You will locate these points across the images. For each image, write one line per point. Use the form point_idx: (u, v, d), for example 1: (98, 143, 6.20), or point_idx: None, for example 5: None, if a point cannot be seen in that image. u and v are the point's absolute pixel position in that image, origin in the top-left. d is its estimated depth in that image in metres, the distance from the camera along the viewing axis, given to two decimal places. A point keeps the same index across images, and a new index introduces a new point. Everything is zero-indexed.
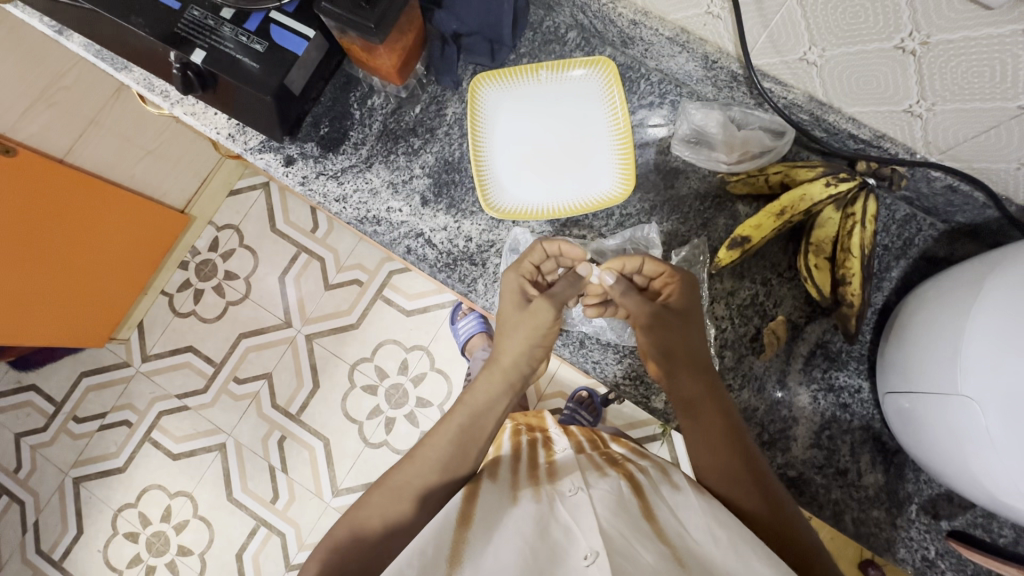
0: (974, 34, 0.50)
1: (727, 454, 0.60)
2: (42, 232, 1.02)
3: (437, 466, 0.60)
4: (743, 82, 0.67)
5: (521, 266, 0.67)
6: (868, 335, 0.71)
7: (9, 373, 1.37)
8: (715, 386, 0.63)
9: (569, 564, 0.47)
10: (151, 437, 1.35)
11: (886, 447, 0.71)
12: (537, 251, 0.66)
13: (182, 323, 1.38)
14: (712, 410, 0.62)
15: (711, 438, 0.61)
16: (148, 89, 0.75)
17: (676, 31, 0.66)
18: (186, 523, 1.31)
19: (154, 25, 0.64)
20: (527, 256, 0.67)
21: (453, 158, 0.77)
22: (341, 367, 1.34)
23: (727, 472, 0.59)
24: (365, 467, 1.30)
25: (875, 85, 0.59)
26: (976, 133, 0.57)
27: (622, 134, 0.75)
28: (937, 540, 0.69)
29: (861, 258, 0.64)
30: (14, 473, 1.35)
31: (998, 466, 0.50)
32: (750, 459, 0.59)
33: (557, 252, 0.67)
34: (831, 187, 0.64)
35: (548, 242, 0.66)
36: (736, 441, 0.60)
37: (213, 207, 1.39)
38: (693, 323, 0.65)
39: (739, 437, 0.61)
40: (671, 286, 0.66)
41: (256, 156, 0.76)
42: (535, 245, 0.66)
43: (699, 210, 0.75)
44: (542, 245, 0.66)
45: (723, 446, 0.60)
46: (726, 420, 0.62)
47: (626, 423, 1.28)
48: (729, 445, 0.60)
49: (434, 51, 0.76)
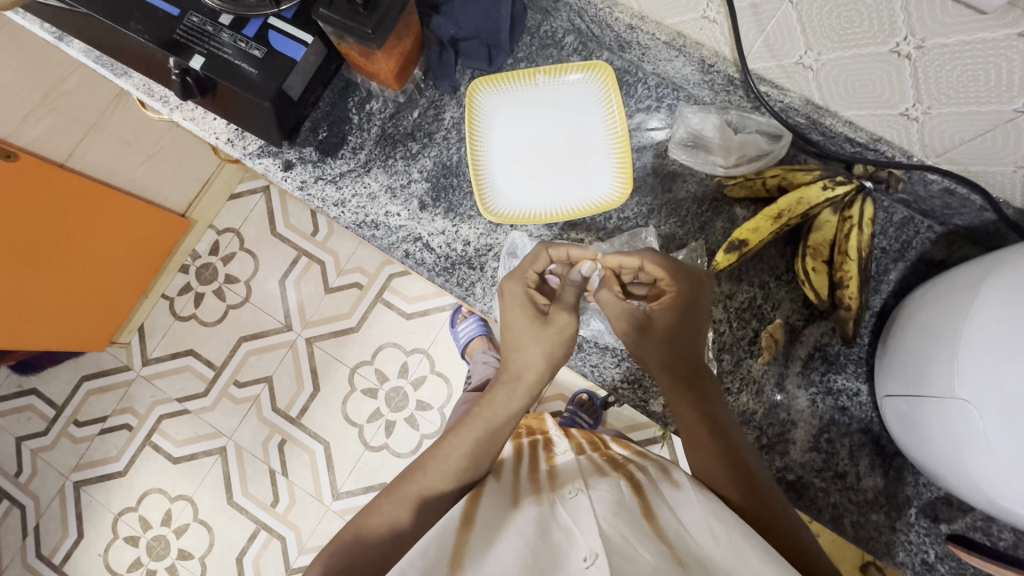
0: (968, 38, 0.49)
1: (712, 454, 0.60)
2: (41, 236, 1.02)
3: (437, 471, 0.61)
4: (740, 86, 0.68)
5: (523, 275, 0.65)
6: (867, 337, 0.71)
7: (10, 378, 1.37)
8: (698, 385, 0.62)
9: (570, 566, 0.46)
10: (151, 441, 1.35)
11: (885, 450, 0.70)
12: (540, 258, 0.64)
13: (181, 327, 1.39)
14: (693, 410, 0.61)
15: (698, 438, 0.61)
16: (148, 95, 0.76)
17: (672, 35, 0.67)
18: (187, 527, 1.32)
19: (153, 31, 0.65)
20: (533, 263, 0.64)
21: (451, 162, 0.77)
22: (341, 371, 1.34)
23: (708, 469, 0.60)
24: (365, 471, 1.30)
25: (871, 89, 0.59)
26: (972, 136, 0.57)
27: (619, 137, 0.75)
28: (937, 543, 0.68)
29: (858, 262, 0.63)
30: (14, 477, 1.35)
31: (997, 470, 0.50)
32: (733, 457, 0.60)
33: (563, 258, 0.65)
34: (828, 190, 0.63)
35: (553, 249, 0.64)
36: (720, 440, 0.60)
37: (213, 212, 1.39)
38: (686, 323, 0.62)
39: (722, 436, 0.61)
40: (667, 288, 0.62)
41: (255, 161, 0.76)
42: (541, 253, 0.64)
43: (696, 214, 0.75)
44: (548, 252, 0.64)
45: (707, 445, 0.60)
46: (711, 420, 0.61)
47: (626, 425, 1.28)
48: (710, 440, 0.60)
49: (432, 56, 0.77)
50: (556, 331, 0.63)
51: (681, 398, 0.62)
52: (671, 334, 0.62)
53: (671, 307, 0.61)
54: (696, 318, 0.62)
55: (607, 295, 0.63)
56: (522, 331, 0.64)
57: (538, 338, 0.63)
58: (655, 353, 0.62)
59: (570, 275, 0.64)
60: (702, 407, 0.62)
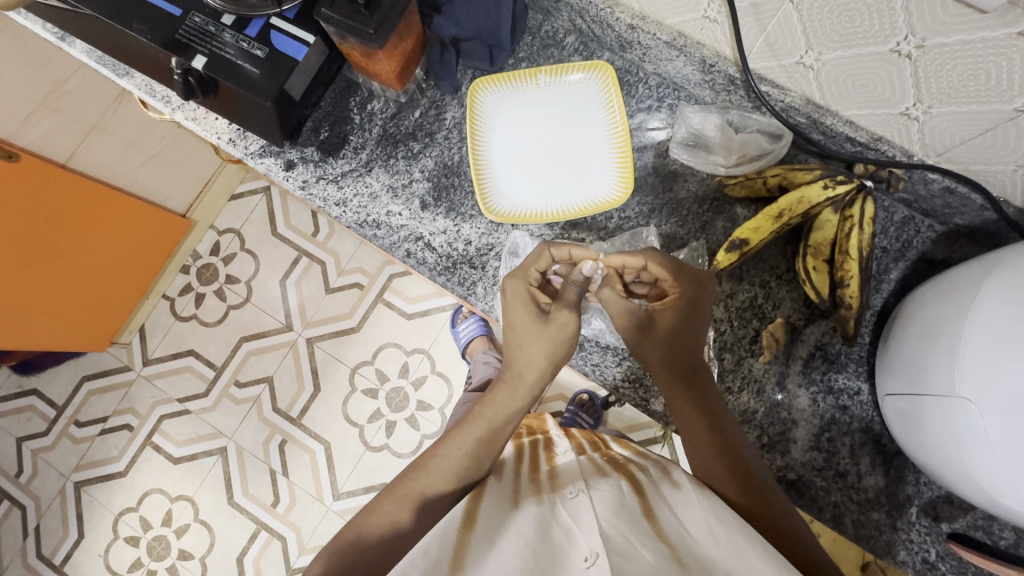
0: (968, 38, 0.50)
1: (711, 452, 0.60)
2: (41, 236, 1.02)
3: (439, 471, 0.61)
4: (741, 85, 0.68)
5: (526, 274, 0.65)
6: (868, 336, 0.71)
7: (11, 378, 1.38)
8: (698, 384, 0.62)
9: (570, 566, 0.46)
10: (151, 441, 1.35)
11: (886, 449, 0.71)
12: (543, 257, 0.65)
13: (182, 327, 1.39)
14: (692, 408, 0.62)
15: (698, 437, 0.61)
16: (150, 95, 0.76)
17: (673, 35, 0.67)
18: (187, 528, 1.32)
19: (155, 31, 0.65)
20: (535, 261, 0.65)
21: (453, 162, 0.78)
22: (342, 371, 1.34)
23: (707, 467, 0.60)
24: (366, 471, 1.30)
25: (872, 88, 0.59)
26: (972, 135, 0.57)
27: (620, 136, 0.75)
28: (938, 542, 0.68)
29: (859, 261, 0.63)
30: (14, 477, 1.35)
31: (998, 469, 0.50)
32: (731, 455, 0.60)
33: (567, 257, 0.66)
34: (829, 190, 0.63)
35: (556, 248, 0.65)
36: (719, 438, 0.60)
37: (214, 213, 1.39)
38: (688, 322, 0.62)
39: (721, 435, 0.61)
40: (671, 288, 0.63)
41: (256, 161, 0.76)
42: (543, 251, 0.65)
43: (697, 213, 0.75)
44: (551, 250, 0.65)
45: (706, 443, 0.60)
46: (711, 418, 0.61)
47: (626, 425, 1.28)
48: (710, 439, 0.61)
49: (433, 56, 0.77)
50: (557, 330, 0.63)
51: (680, 395, 0.62)
52: (672, 334, 0.62)
53: (675, 308, 0.62)
54: (698, 319, 0.62)
55: (609, 294, 0.63)
56: (524, 330, 0.64)
57: (540, 337, 0.63)
58: (656, 352, 0.62)
59: (574, 274, 0.66)
60: (702, 405, 0.62)
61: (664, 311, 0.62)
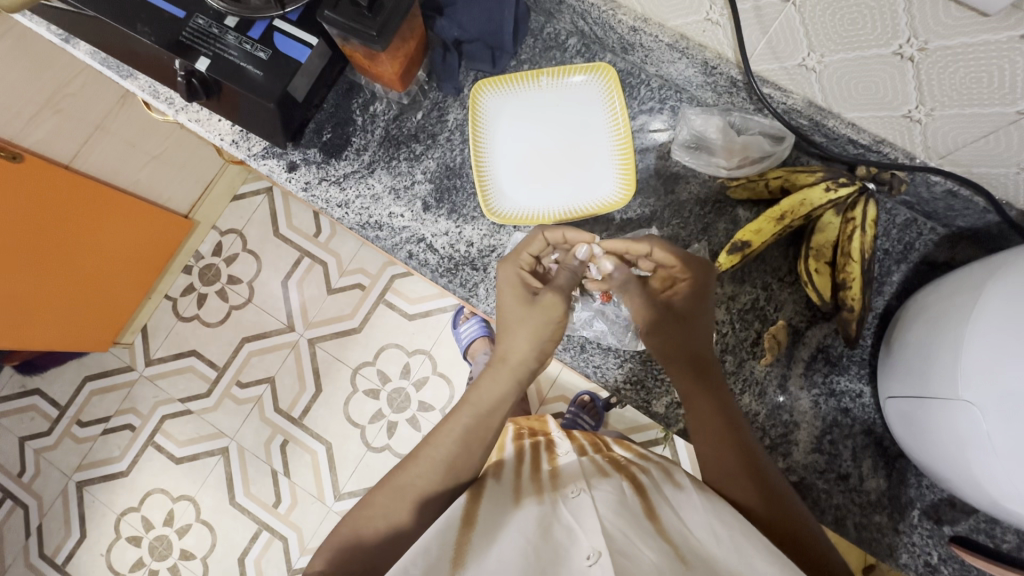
0: (972, 41, 0.50)
1: (726, 445, 0.60)
2: (42, 236, 1.02)
3: (438, 469, 0.60)
4: (742, 87, 0.68)
5: (518, 258, 0.67)
6: (869, 339, 0.71)
7: (14, 377, 1.38)
8: (712, 377, 0.63)
9: (572, 564, 0.46)
10: (153, 442, 1.36)
11: (887, 452, 0.71)
12: (536, 241, 0.66)
13: (185, 327, 1.39)
14: (707, 403, 0.62)
15: (713, 430, 0.61)
16: (153, 96, 0.76)
17: (676, 37, 0.67)
18: (189, 527, 1.32)
19: (159, 33, 0.66)
20: (528, 246, 0.67)
21: (455, 164, 0.78)
22: (343, 372, 1.34)
23: (719, 459, 0.60)
24: (367, 472, 1.30)
25: (874, 90, 0.59)
26: (975, 137, 0.57)
27: (622, 138, 0.75)
28: (940, 545, 0.68)
29: (861, 263, 0.63)
30: (17, 477, 1.36)
31: (1001, 472, 0.50)
32: (745, 449, 0.60)
33: (560, 240, 0.67)
34: (831, 192, 0.63)
35: (549, 232, 0.67)
36: (734, 431, 0.60)
37: (216, 213, 1.39)
38: (700, 304, 0.65)
39: (739, 441, 0.60)
40: (680, 274, 0.65)
41: (259, 162, 0.77)
42: (537, 235, 0.66)
43: (699, 215, 0.75)
44: (544, 234, 0.66)
45: (723, 438, 0.60)
46: (724, 412, 0.61)
47: (628, 427, 1.28)
48: (727, 433, 0.60)
49: (436, 58, 0.77)
50: (547, 318, 0.64)
51: (698, 394, 0.62)
52: (688, 321, 0.64)
53: (691, 295, 0.65)
54: (707, 306, 0.65)
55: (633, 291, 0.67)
56: (513, 318, 0.65)
57: (529, 322, 0.64)
58: (673, 344, 0.64)
59: (568, 260, 0.67)
60: (717, 401, 0.62)
61: (690, 300, 0.65)
